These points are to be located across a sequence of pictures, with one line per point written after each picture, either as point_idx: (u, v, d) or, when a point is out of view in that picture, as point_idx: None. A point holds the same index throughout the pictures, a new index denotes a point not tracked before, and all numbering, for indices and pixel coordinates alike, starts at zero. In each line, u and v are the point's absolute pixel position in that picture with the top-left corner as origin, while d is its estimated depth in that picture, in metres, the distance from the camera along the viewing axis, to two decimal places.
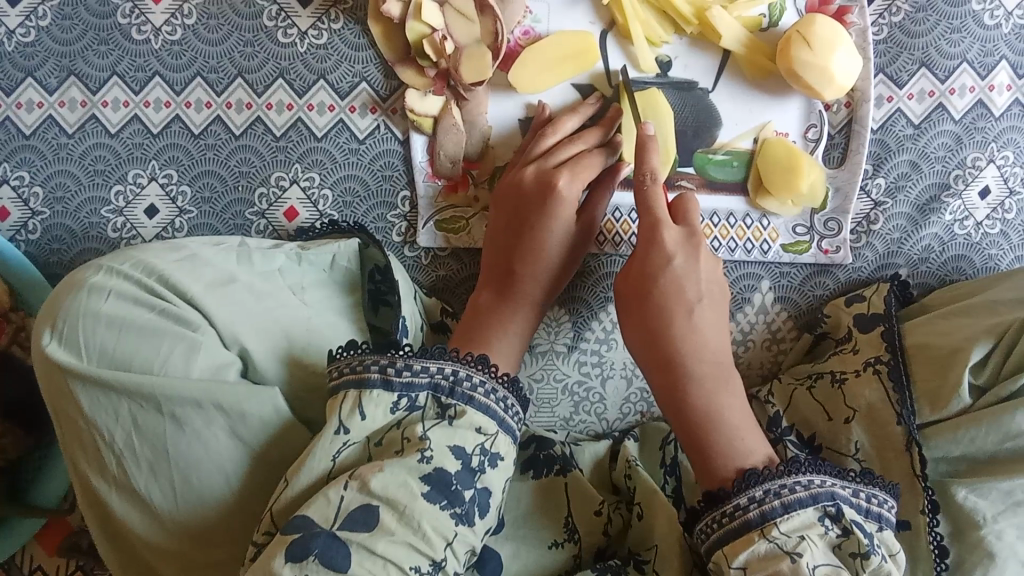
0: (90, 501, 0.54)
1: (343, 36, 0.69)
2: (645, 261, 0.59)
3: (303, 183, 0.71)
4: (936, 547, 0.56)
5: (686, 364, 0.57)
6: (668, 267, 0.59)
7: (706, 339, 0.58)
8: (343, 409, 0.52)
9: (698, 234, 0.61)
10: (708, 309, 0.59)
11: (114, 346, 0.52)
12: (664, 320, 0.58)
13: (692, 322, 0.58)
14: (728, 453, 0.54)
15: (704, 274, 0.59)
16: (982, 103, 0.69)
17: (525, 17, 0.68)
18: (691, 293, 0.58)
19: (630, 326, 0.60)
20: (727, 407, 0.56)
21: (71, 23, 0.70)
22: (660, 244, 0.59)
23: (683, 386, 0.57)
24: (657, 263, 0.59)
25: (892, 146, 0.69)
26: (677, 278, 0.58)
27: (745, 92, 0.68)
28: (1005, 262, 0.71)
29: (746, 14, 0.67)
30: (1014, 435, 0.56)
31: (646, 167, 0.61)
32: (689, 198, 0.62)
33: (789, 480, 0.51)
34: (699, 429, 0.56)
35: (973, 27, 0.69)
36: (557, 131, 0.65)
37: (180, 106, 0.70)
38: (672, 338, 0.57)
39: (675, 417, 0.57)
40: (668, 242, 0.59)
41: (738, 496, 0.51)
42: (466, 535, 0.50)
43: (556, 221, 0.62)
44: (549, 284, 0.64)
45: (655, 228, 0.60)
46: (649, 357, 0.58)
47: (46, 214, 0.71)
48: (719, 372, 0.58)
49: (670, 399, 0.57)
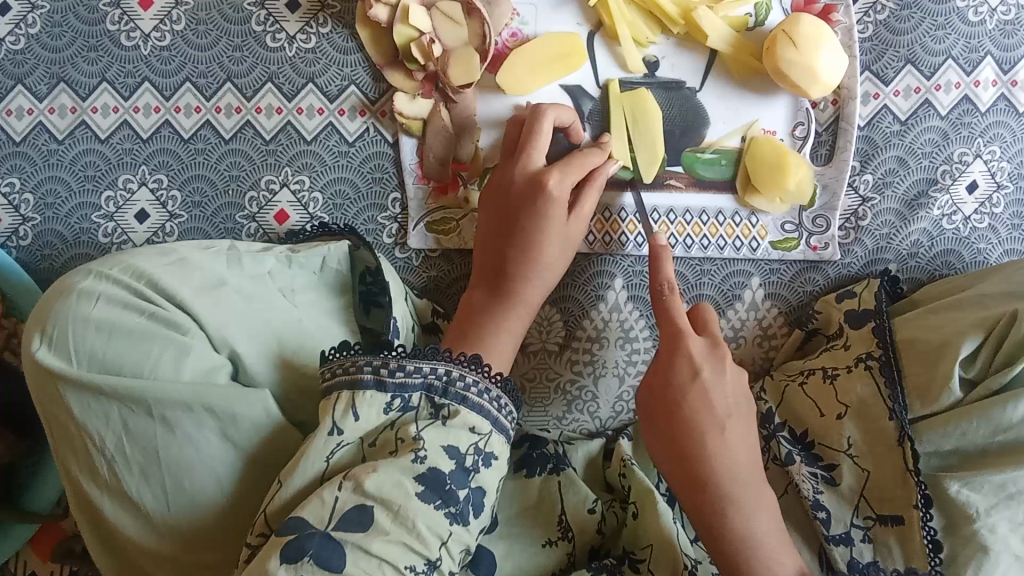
0: (83, 505, 0.53)
1: (331, 40, 0.70)
2: (671, 378, 0.58)
3: (293, 187, 0.71)
4: (929, 542, 0.57)
5: (721, 484, 0.55)
6: (695, 383, 0.58)
7: (739, 458, 0.57)
8: (336, 411, 0.52)
9: (721, 345, 0.60)
10: (736, 423, 0.58)
11: (104, 350, 0.52)
12: (695, 440, 0.56)
13: (724, 439, 0.57)
14: (766, 574, 0.54)
15: (729, 386, 0.59)
16: (967, 98, 0.70)
17: (512, 19, 0.68)
18: (719, 408, 0.57)
19: (658, 442, 0.58)
20: (762, 527, 0.55)
21: (60, 30, 0.70)
22: (686, 361, 0.58)
23: (717, 507, 0.55)
24: (684, 378, 0.58)
25: (878, 143, 0.70)
26: (705, 394, 0.57)
27: (731, 91, 0.69)
28: (994, 256, 0.71)
29: (730, 14, 0.68)
30: (1006, 428, 0.56)
31: (661, 279, 0.62)
32: (708, 309, 0.63)
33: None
34: (736, 551, 0.54)
35: (957, 24, 0.69)
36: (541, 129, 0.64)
37: (170, 111, 0.70)
38: (705, 460, 0.56)
39: (710, 539, 0.56)
40: (694, 355, 0.59)
41: None
42: (460, 534, 0.50)
43: (548, 224, 0.63)
44: (543, 289, 0.64)
45: (679, 344, 0.59)
46: (680, 476, 0.57)
47: (36, 221, 0.71)
48: (752, 489, 0.56)
49: (705, 521, 0.56)
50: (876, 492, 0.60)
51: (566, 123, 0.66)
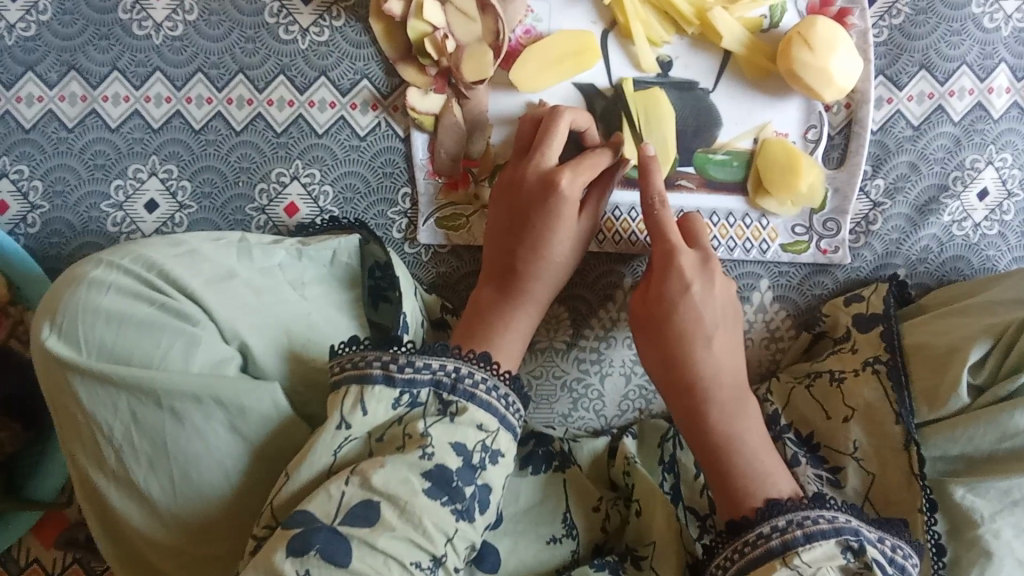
0: (87, 493, 0.53)
1: (344, 33, 0.69)
2: (663, 291, 0.60)
3: (303, 179, 0.71)
4: (933, 546, 0.56)
5: (705, 389, 0.57)
6: (686, 295, 0.59)
7: (725, 368, 0.58)
8: (345, 404, 0.52)
9: (711, 257, 0.61)
10: (724, 335, 0.59)
11: (114, 340, 0.51)
12: (682, 347, 0.58)
13: (710, 347, 0.58)
14: (750, 476, 0.55)
15: (718, 298, 0.60)
16: (980, 105, 0.69)
17: (526, 16, 0.68)
18: (707, 319, 0.59)
19: (648, 353, 0.60)
20: (747, 434, 0.57)
21: (72, 17, 0.70)
22: (677, 275, 0.59)
23: (702, 412, 0.57)
24: (674, 289, 0.59)
25: (890, 147, 0.70)
26: (696, 305, 0.59)
27: (745, 92, 0.69)
28: (1003, 263, 0.71)
29: (746, 15, 0.68)
30: (1012, 434, 0.56)
31: (652, 191, 0.62)
32: (698, 221, 0.64)
33: (812, 512, 0.51)
34: (721, 455, 0.56)
35: (972, 31, 0.69)
36: (556, 124, 0.64)
37: (181, 102, 0.70)
38: (690, 365, 0.58)
39: (696, 444, 0.57)
40: (686, 268, 0.60)
41: (761, 525, 0.52)
42: (466, 531, 0.50)
43: (558, 216, 0.62)
44: (553, 285, 0.64)
45: (672, 258, 0.60)
46: (667, 383, 0.59)
47: (45, 209, 0.71)
48: (737, 397, 0.58)
49: (690, 426, 0.57)
50: (881, 495, 0.59)
51: (582, 128, 0.66)
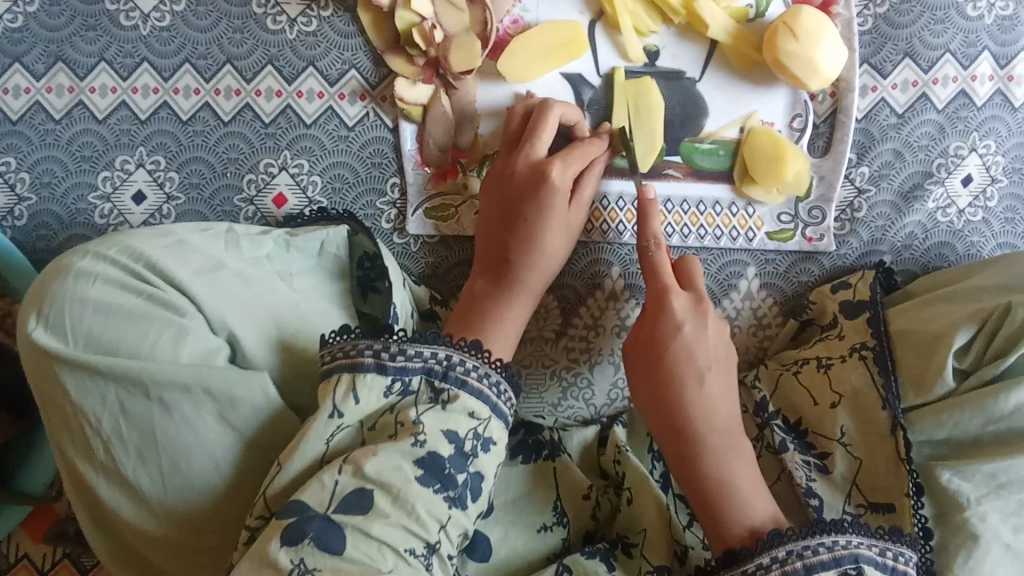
0: (78, 486, 0.53)
1: (332, 23, 0.69)
2: (656, 330, 0.59)
3: (292, 170, 0.71)
4: (921, 529, 0.56)
5: (698, 431, 0.57)
6: (680, 334, 0.59)
7: (718, 407, 0.58)
8: (336, 393, 0.52)
9: (706, 300, 0.61)
10: (718, 375, 0.59)
11: (101, 331, 0.51)
12: (677, 388, 0.58)
13: (703, 389, 0.58)
14: (742, 519, 0.54)
15: (711, 339, 0.59)
16: (964, 93, 0.70)
17: (514, 6, 0.68)
18: (700, 361, 0.58)
19: (640, 390, 0.60)
20: (740, 473, 0.56)
21: (59, 8, 0.70)
22: (671, 314, 0.59)
23: (698, 452, 0.56)
24: (667, 329, 0.59)
25: (875, 135, 0.70)
26: (688, 346, 0.58)
27: (731, 83, 0.69)
28: (987, 249, 0.72)
29: (732, 5, 0.68)
30: (998, 418, 0.57)
31: (648, 233, 0.63)
32: (693, 263, 0.63)
33: (811, 542, 0.51)
34: (712, 498, 0.55)
35: (955, 18, 0.70)
36: (546, 122, 0.64)
37: (168, 93, 0.70)
38: (682, 407, 0.57)
39: (689, 484, 0.57)
40: (681, 307, 0.60)
41: (761, 556, 0.51)
42: (459, 518, 0.50)
43: (550, 218, 0.63)
44: (547, 275, 0.64)
45: (665, 298, 0.60)
46: (660, 423, 0.58)
47: (32, 200, 0.71)
48: (731, 436, 0.57)
49: (684, 467, 0.57)
50: (870, 480, 0.60)
51: (572, 121, 0.66)
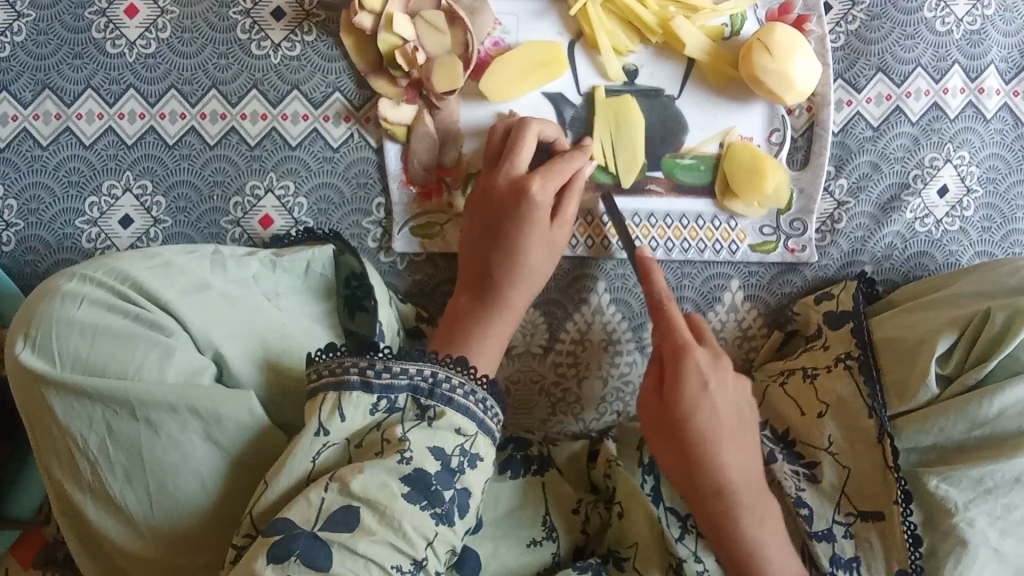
0: (64, 510, 0.53)
1: (316, 48, 0.71)
2: (677, 395, 0.57)
3: (277, 192, 0.71)
4: (910, 536, 0.57)
5: (732, 495, 0.56)
6: (702, 400, 0.56)
7: (742, 470, 0.57)
8: (322, 411, 0.51)
9: (722, 354, 0.59)
10: (742, 434, 0.58)
11: (88, 352, 0.52)
12: (702, 457, 0.56)
13: (732, 451, 0.57)
14: None
15: (733, 396, 0.58)
16: (937, 105, 0.72)
17: (494, 29, 0.70)
18: (726, 421, 0.57)
19: (664, 454, 0.58)
20: (767, 538, 0.56)
21: (46, 37, 0.71)
22: (691, 378, 0.57)
23: (728, 519, 0.56)
24: (693, 389, 0.57)
25: (852, 148, 0.72)
26: (716, 407, 0.57)
27: (709, 99, 0.71)
28: (965, 258, 0.73)
29: (707, 24, 0.70)
30: (982, 423, 0.57)
31: (658, 282, 0.61)
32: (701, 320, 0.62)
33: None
34: (749, 563, 0.55)
35: (925, 34, 0.71)
36: (522, 143, 0.65)
37: (155, 118, 0.71)
38: (716, 472, 0.56)
39: (722, 549, 0.57)
40: (700, 367, 0.57)
41: None
42: (446, 535, 0.49)
43: (530, 233, 0.63)
44: (530, 291, 0.64)
45: (684, 359, 0.57)
46: (691, 487, 0.57)
47: (19, 226, 0.71)
48: (756, 498, 0.57)
49: (716, 533, 0.57)
50: (858, 489, 0.60)
51: (552, 138, 0.68)
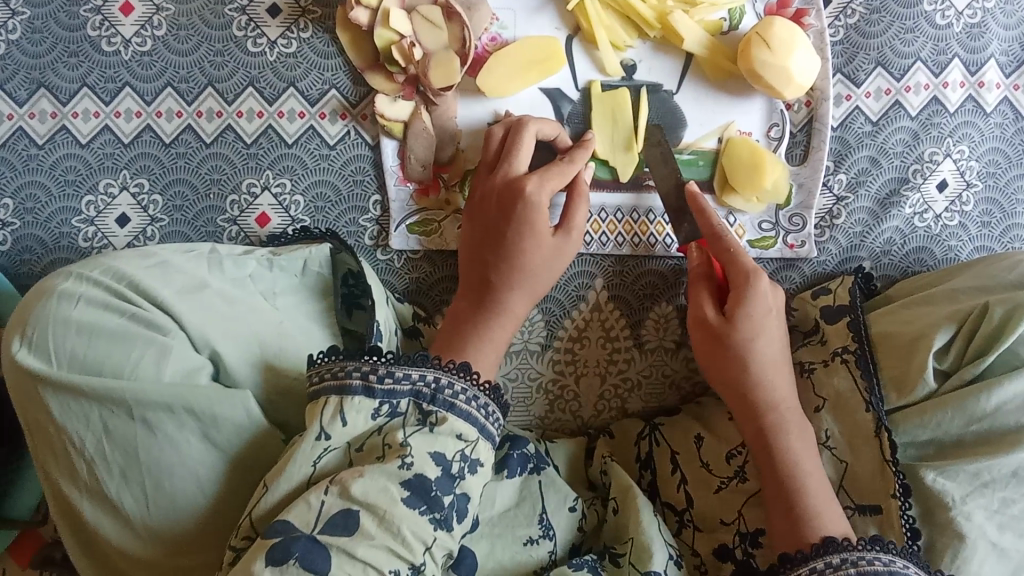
0: (62, 509, 0.53)
1: (311, 44, 0.70)
2: (742, 311, 0.61)
3: (274, 190, 0.71)
4: (909, 529, 0.56)
5: (776, 411, 0.60)
6: (762, 319, 0.62)
7: (790, 392, 0.62)
8: (324, 415, 0.51)
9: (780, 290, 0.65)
10: (787, 363, 0.63)
11: (85, 351, 0.51)
12: (755, 371, 0.61)
13: (777, 373, 0.62)
14: (815, 502, 0.56)
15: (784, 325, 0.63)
16: (937, 99, 0.71)
17: (491, 24, 0.69)
18: (775, 346, 0.62)
19: (718, 372, 0.63)
20: (808, 457, 0.59)
21: (41, 36, 0.70)
22: (756, 298, 0.61)
23: (773, 432, 0.60)
24: (756, 311, 0.61)
25: (851, 143, 0.71)
26: (768, 330, 0.62)
27: (707, 94, 0.70)
28: (965, 253, 0.73)
29: (706, 18, 0.69)
30: (980, 418, 0.57)
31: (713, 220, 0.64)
32: None
33: (868, 554, 0.52)
34: (787, 475, 0.58)
35: (924, 27, 0.71)
36: (520, 146, 0.65)
37: (151, 116, 0.71)
38: (762, 387, 0.61)
39: (762, 464, 0.60)
40: (765, 290, 0.62)
41: (815, 560, 0.53)
42: (444, 540, 0.49)
43: (532, 242, 0.62)
44: (528, 298, 0.63)
45: (752, 279, 0.62)
46: (739, 400, 0.62)
47: (16, 225, 0.71)
48: (801, 420, 0.61)
49: (759, 449, 0.60)
50: (855, 483, 0.60)
51: (551, 136, 0.67)
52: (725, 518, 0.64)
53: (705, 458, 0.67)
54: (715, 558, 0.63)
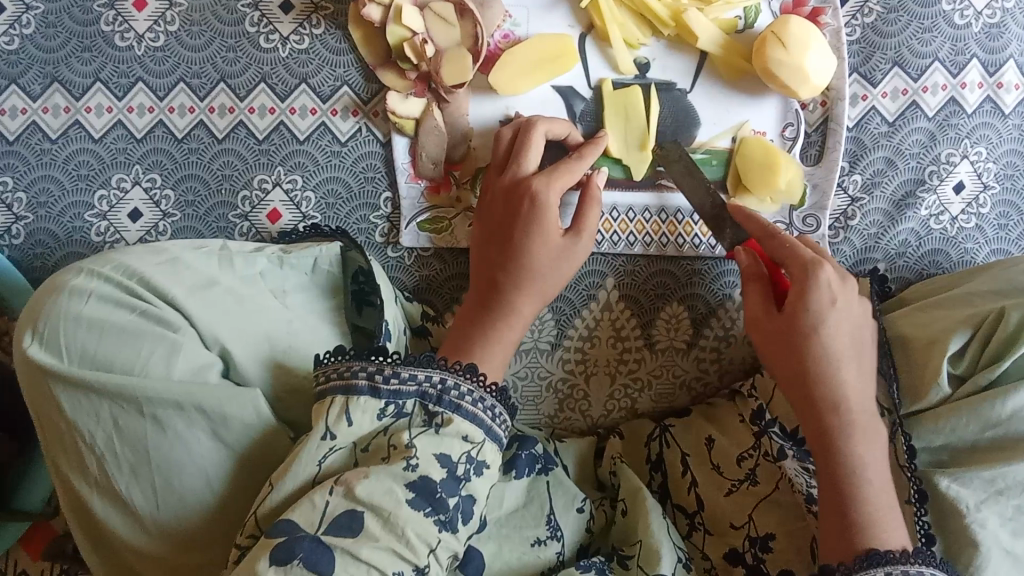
0: (72, 503, 0.53)
1: (324, 41, 0.70)
2: (803, 304, 0.58)
3: (285, 186, 0.71)
4: (923, 535, 0.55)
5: (842, 410, 0.56)
6: (828, 312, 0.57)
7: (862, 389, 0.57)
8: (330, 414, 0.51)
9: (849, 278, 0.60)
10: (860, 357, 0.58)
11: (96, 346, 0.52)
12: (822, 368, 0.57)
13: (847, 369, 0.57)
14: (874, 510, 0.54)
15: (856, 317, 0.59)
16: (954, 100, 0.70)
17: (504, 21, 0.69)
18: (846, 339, 0.58)
19: (780, 368, 0.59)
20: (875, 461, 0.55)
21: (55, 30, 0.70)
22: (817, 291, 0.58)
23: (838, 434, 0.56)
24: (819, 305, 0.57)
25: (866, 143, 0.71)
26: (836, 324, 0.57)
27: (722, 93, 0.70)
28: (981, 256, 0.72)
29: (721, 16, 0.69)
30: (995, 424, 0.56)
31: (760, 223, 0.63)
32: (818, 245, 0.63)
33: (913, 568, 0.51)
34: (846, 479, 0.55)
35: (943, 27, 0.70)
36: (530, 144, 0.64)
37: (163, 111, 0.71)
38: (828, 385, 0.57)
39: (823, 467, 0.56)
40: (828, 281, 0.58)
41: (861, 574, 0.51)
42: (449, 541, 0.49)
43: (540, 241, 0.62)
44: (537, 300, 0.62)
45: (811, 271, 0.58)
46: (801, 398, 0.58)
47: (29, 219, 0.71)
48: (871, 420, 0.57)
49: (821, 451, 0.57)
50: None
51: (561, 135, 0.67)
52: (736, 521, 0.63)
53: (716, 460, 0.66)
54: (726, 563, 0.62)
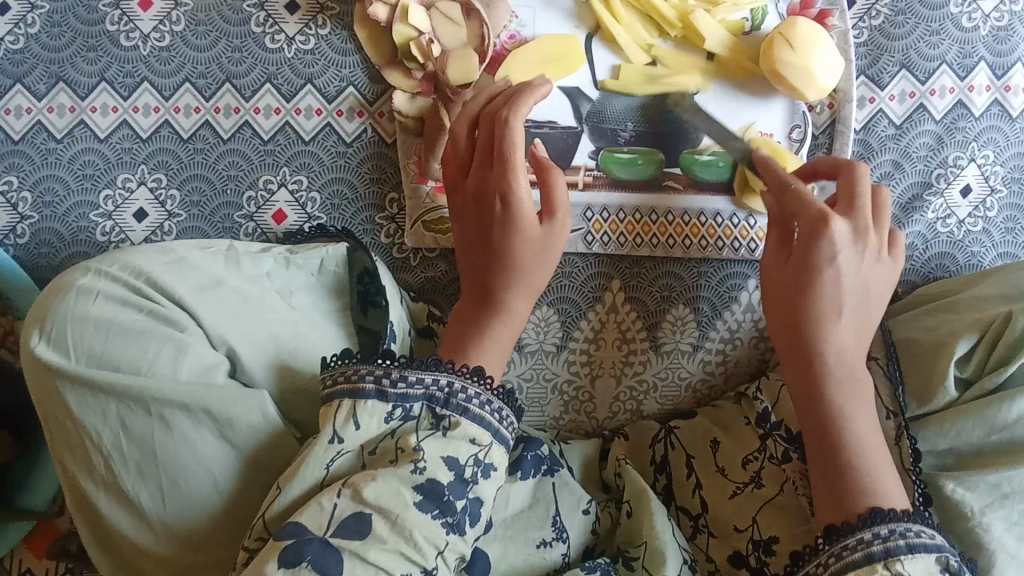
0: (78, 502, 0.53)
1: (330, 40, 0.70)
2: (810, 258, 0.57)
3: (291, 186, 0.71)
4: None
5: (832, 365, 0.56)
6: (831, 267, 0.56)
7: (854, 343, 0.57)
8: (337, 418, 0.51)
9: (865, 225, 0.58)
10: (859, 311, 0.58)
11: (102, 346, 0.52)
12: (821, 322, 0.57)
13: (841, 324, 0.57)
14: (862, 469, 0.54)
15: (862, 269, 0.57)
16: (962, 103, 0.70)
17: (509, 22, 0.69)
18: (849, 293, 0.57)
19: (778, 317, 0.59)
20: (861, 418, 0.56)
21: (60, 30, 0.70)
22: (824, 245, 0.56)
23: (828, 387, 0.56)
24: (823, 259, 0.57)
25: (873, 146, 0.70)
26: (839, 279, 0.56)
27: (729, 94, 0.69)
28: (988, 259, 0.72)
29: (728, 18, 0.69)
30: (1001, 429, 0.56)
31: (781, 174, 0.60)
32: (864, 169, 0.60)
33: (912, 526, 0.51)
34: (831, 434, 0.55)
35: (951, 30, 0.70)
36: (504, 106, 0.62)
37: (169, 111, 0.71)
38: (823, 340, 0.56)
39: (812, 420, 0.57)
40: (838, 236, 0.57)
41: (863, 530, 0.51)
42: (456, 544, 0.49)
43: (520, 218, 0.60)
44: (529, 279, 0.61)
45: (820, 225, 0.57)
46: (790, 348, 0.58)
47: (34, 219, 0.71)
48: (858, 375, 0.57)
49: (809, 402, 0.57)
50: None
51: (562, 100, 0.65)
52: (739, 525, 0.63)
53: (721, 463, 0.67)
54: (729, 566, 0.62)
